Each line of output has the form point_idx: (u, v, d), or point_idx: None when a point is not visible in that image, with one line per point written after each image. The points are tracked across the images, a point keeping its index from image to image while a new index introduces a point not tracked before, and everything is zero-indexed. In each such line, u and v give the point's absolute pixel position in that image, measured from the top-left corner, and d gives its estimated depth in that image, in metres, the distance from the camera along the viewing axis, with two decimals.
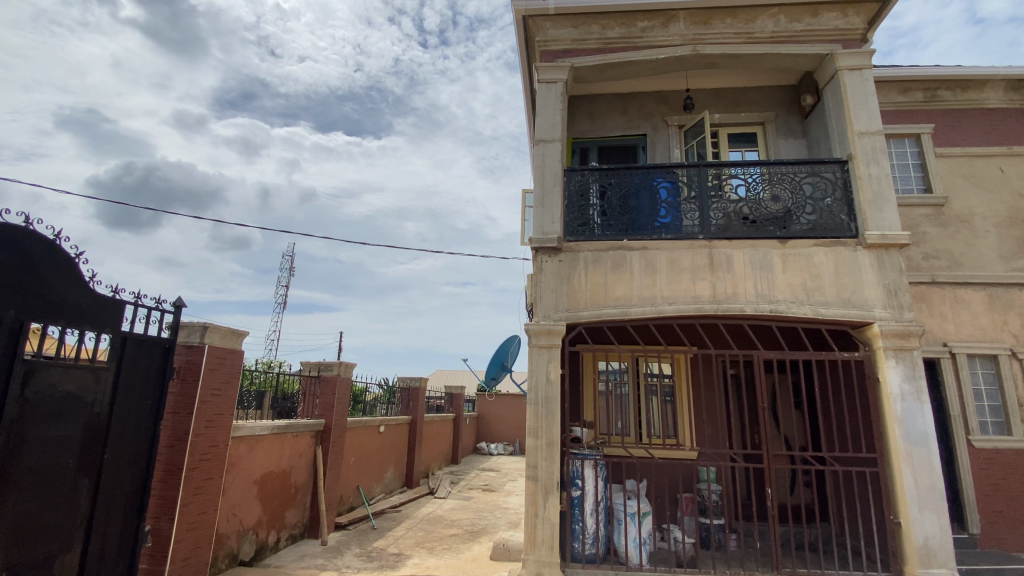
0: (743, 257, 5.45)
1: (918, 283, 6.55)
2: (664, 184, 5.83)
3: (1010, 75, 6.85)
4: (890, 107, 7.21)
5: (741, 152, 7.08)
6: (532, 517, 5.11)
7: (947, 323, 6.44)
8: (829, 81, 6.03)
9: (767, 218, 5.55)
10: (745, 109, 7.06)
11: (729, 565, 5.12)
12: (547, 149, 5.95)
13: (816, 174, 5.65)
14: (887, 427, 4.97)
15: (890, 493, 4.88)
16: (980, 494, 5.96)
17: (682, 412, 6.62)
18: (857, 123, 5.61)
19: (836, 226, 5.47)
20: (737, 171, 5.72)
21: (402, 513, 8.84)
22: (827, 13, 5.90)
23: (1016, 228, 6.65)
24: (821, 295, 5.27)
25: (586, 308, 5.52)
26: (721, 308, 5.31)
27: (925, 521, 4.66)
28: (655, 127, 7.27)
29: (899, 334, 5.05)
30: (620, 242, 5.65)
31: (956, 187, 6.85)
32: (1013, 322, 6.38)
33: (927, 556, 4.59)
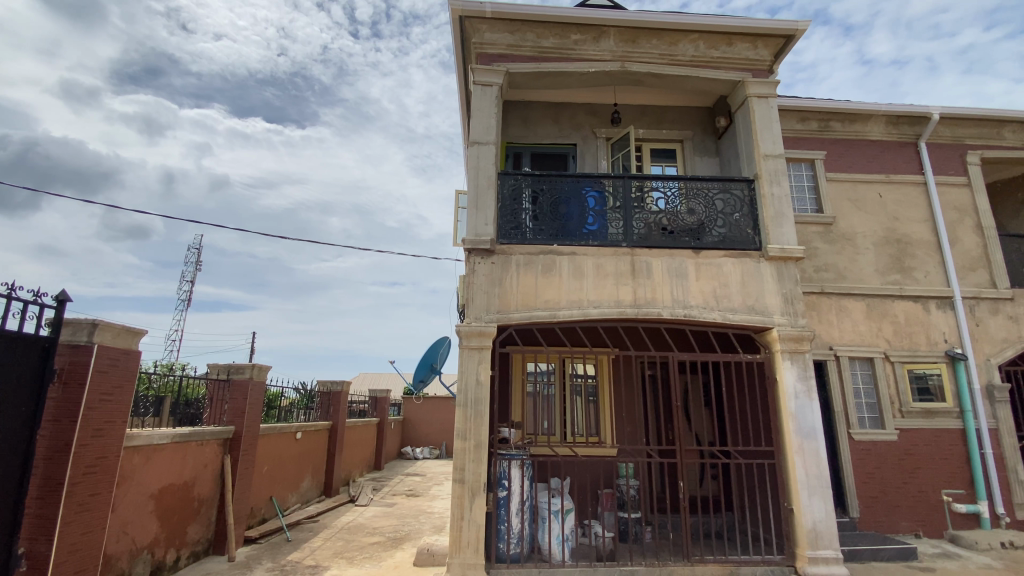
0: (663, 265, 5.80)
1: (810, 293, 7.33)
2: (592, 193, 6.06)
3: (890, 112, 7.84)
4: (790, 134, 8.02)
5: (663, 166, 7.52)
6: (458, 520, 5.09)
7: (834, 329, 7.26)
8: (740, 105, 6.59)
9: (683, 230, 5.94)
10: (667, 127, 7.53)
11: (645, 556, 5.40)
12: (481, 151, 5.98)
13: (727, 191, 6.14)
14: (783, 422, 5.50)
15: (785, 482, 5.40)
16: (859, 481, 6.77)
17: (604, 411, 6.90)
18: (763, 146, 6.17)
19: (743, 239, 5.97)
20: (658, 184, 6.09)
21: (321, 523, 8.41)
22: (740, 43, 6.43)
23: (890, 247, 7.62)
24: (729, 302, 5.74)
25: (516, 310, 5.59)
26: (641, 313, 5.61)
27: (814, 507, 5.21)
28: (585, 138, 7.54)
29: (793, 338, 5.61)
30: (550, 247, 5.80)
31: (843, 208, 7.76)
32: (886, 329, 7.31)
33: (815, 538, 5.14)
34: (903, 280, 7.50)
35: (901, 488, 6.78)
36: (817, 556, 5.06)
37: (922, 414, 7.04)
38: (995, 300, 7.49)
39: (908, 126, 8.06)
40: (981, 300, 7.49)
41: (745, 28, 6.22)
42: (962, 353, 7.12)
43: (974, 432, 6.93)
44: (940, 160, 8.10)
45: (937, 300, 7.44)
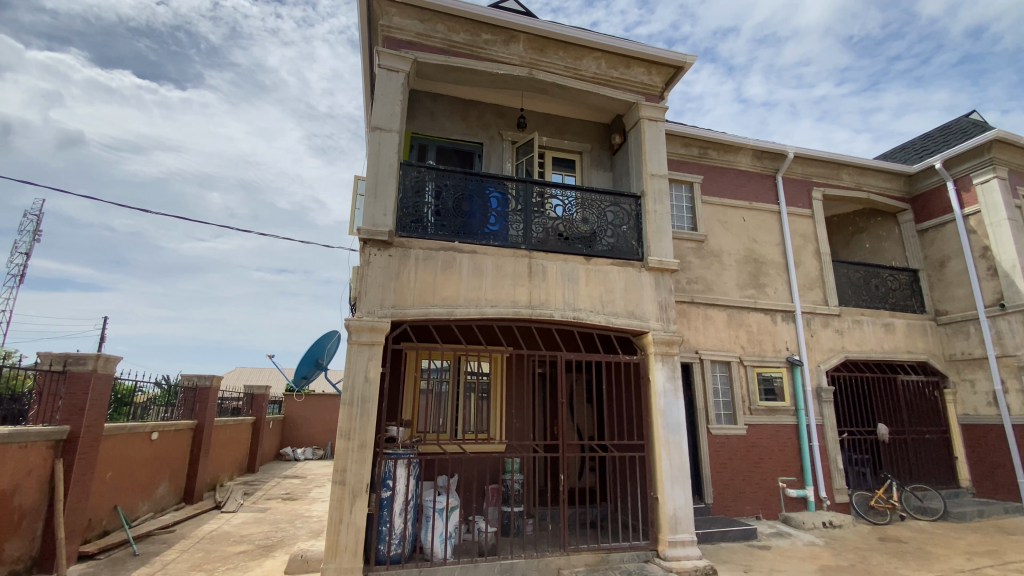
0: (557, 269, 6.04)
1: (683, 302, 8.12)
2: (495, 194, 6.13)
3: (755, 147, 8.96)
4: (675, 157, 8.82)
5: (563, 175, 7.84)
6: (336, 524, 4.85)
7: (701, 335, 8.12)
8: (633, 125, 7.09)
9: (577, 237, 6.25)
10: (569, 137, 7.86)
11: (524, 549, 5.58)
12: (383, 139, 5.76)
13: (618, 204, 6.57)
14: (653, 418, 6.02)
15: (652, 474, 5.91)
16: (714, 470, 7.64)
17: (495, 409, 7.03)
18: (650, 166, 6.70)
19: (628, 250, 6.43)
20: (557, 191, 6.33)
21: (177, 534, 7.52)
22: (637, 67, 6.92)
23: (749, 265, 8.70)
24: (613, 307, 6.14)
25: (411, 305, 5.47)
26: (535, 314, 5.79)
27: (675, 495, 5.77)
28: (491, 138, 7.61)
29: (665, 342, 6.16)
30: (450, 244, 5.75)
31: (714, 228, 8.70)
32: (742, 337, 8.33)
33: (675, 524, 5.69)
34: (758, 295, 8.61)
35: (747, 476, 7.77)
36: (675, 540, 5.61)
37: (766, 411, 8.13)
38: (826, 315, 8.89)
39: (769, 160, 9.26)
40: (816, 314, 8.84)
41: (641, 54, 6.70)
42: (799, 359, 8.35)
43: (805, 427, 8.15)
44: (792, 193, 9.42)
45: (783, 313, 8.65)
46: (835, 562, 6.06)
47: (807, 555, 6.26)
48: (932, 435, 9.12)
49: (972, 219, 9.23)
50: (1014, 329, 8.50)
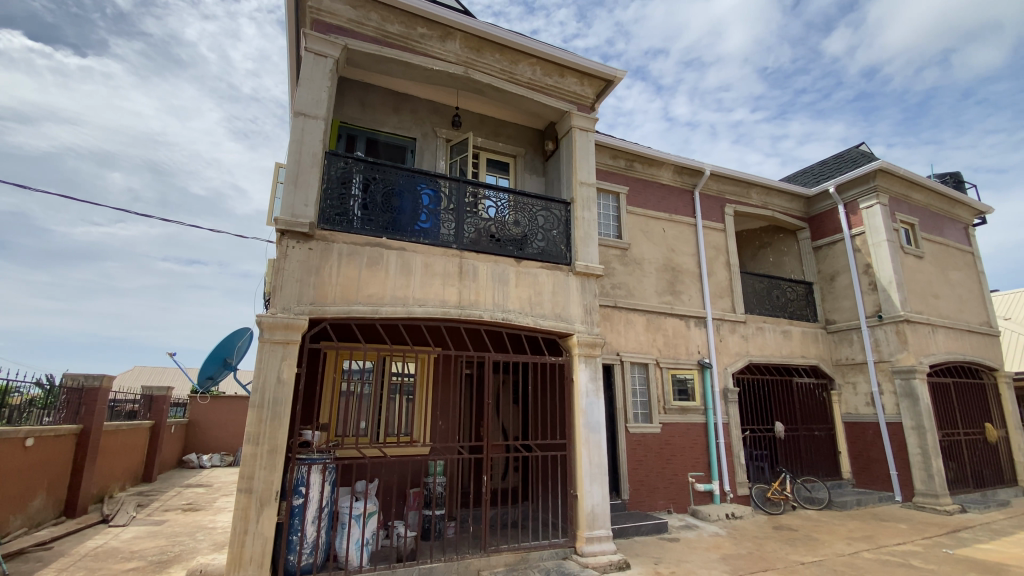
0: (488, 270, 6.03)
1: (606, 306, 8.43)
2: (427, 191, 6.00)
3: (676, 163, 9.52)
4: (603, 167, 9.16)
5: (496, 177, 7.86)
6: (240, 535, 4.51)
7: (622, 338, 8.47)
8: (565, 133, 7.27)
9: (508, 239, 6.28)
10: (503, 140, 7.90)
11: (445, 552, 5.51)
12: (307, 126, 5.47)
13: (549, 209, 6.68)
14: (575, 417, 6.18)
15: (573, 472, 6.07)
16: (631, 467, 7.98)
17: (419, 410, 6.89)
18: (580, 174, 6.89)
19: (557, 254, 6.56)
20: (490, 193, 6.33)
21: (54, 552, 6.65)
22: (570, 77, 7.10)
23: (667, 273, 9.21)
24: (541, 309, 6.24)
25: (333, 302, 5.22)
26: (464, 314, 5.74)
27: (593, 492, 5.96)
28: (424, 134, 7.47)
29: (589, 344, 6.35)
30: (377, 239, 5.56)
31: (637, 237, 9.13)
32: (659, 341, 8.79)
33: (592, 520, 5.88)
34: (674, 301, 9.12)
35: (660, 472, 8.19)
36: (592, 535, 5.79)
37: (679, 411, 8.63)
38: (733, 321, 9.61)
39: (688, 176, 9.87)
40: (724, 321, 9.52)
41: (575, 64, 6.88)
42: (709, 362, 8.97)
43: (713, 426, 8.74)
44: (707, 207, 10.09)
45: (696, 319, 9.23)
46: (735, 550, 6.54)
47: (711, 545, 6.71)
48: (821, 431, 10.12)
49: (858, 239, 10.40)
50: (888, 338, 9.68)
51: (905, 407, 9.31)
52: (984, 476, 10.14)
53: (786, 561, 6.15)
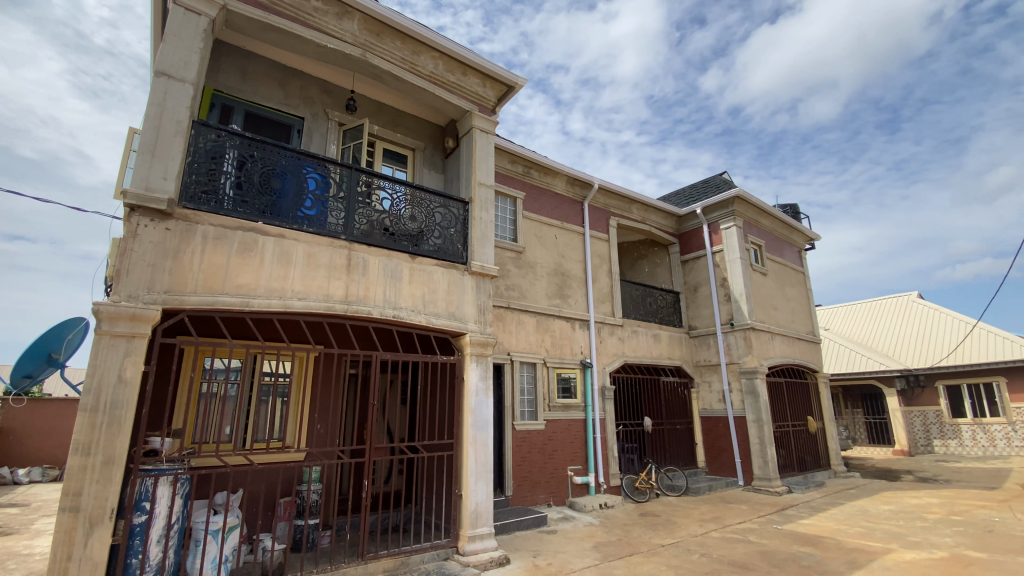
0: (378, 264, 5.77)
1: (499, 307, 8.56)
2: (314, 175, 5.59)
3: (569, 174, 9.98)
4: (501, 170, 9.31)
5: (393, 169, 7.59)
6: (60, 562, 3.78)
7: (512, 338, 8.66)
8: (465, 132, 7.24)
9: (403, 234, 6.07)
10: (401, 131, 7.64)
11: (317, 563, 5.15)
12: (170, 89, 4.79)
13: (447, 207, 6.59)
14: (463, 416, 6.15)
15: (458, 471, 6.04)
16: (515, 464, 8.17)
17: (295, 413, 6.39)
18: (479, 174, 6.91)
19: (453, 253, 6.49)
20: (385, 184, 6.07)
21: None
22: (472, 76, 7.09)
23: (557, 277, 9.62)
24: (433, 307, 6.12)
25: (193, 291, 4.63)
26: (350, 310, 5.42)
27: (477, 490, 5.98)
28: (314, 115, 6.96)
29: (480, 343, 6.37)
30: (253, 224, 5.05)
31: (531, 241, 9.40)
32: (547, 341, 9.14)
33: (475, 518, 5.90)
34: (562, 305, 9.55)
35: (542, 467, 8.49)
36: (475, 533, 5.81)
37: (562, 408, 9.03)
38: (612, 325, 10.32)
39: (579, 187, 10.41)
40: (605, 324, 10.19)
41: (477, 64, 6.88)
42: (591, 362, 9.54)
43: (591, 422, 9.29)
44: (595, 218, 10.72)
45: (580, 322, 9.75)
46: (606, 538, 7.00)
47: (585, 535, 7.11)
48: (681, 425, 11.27)
49: (718, 256, 11.78)
50: (737, 342, 11.09)
51: (748, 403, 10.73)
52: (805, 461, 12.05)
53: (649, 544, 6.72)
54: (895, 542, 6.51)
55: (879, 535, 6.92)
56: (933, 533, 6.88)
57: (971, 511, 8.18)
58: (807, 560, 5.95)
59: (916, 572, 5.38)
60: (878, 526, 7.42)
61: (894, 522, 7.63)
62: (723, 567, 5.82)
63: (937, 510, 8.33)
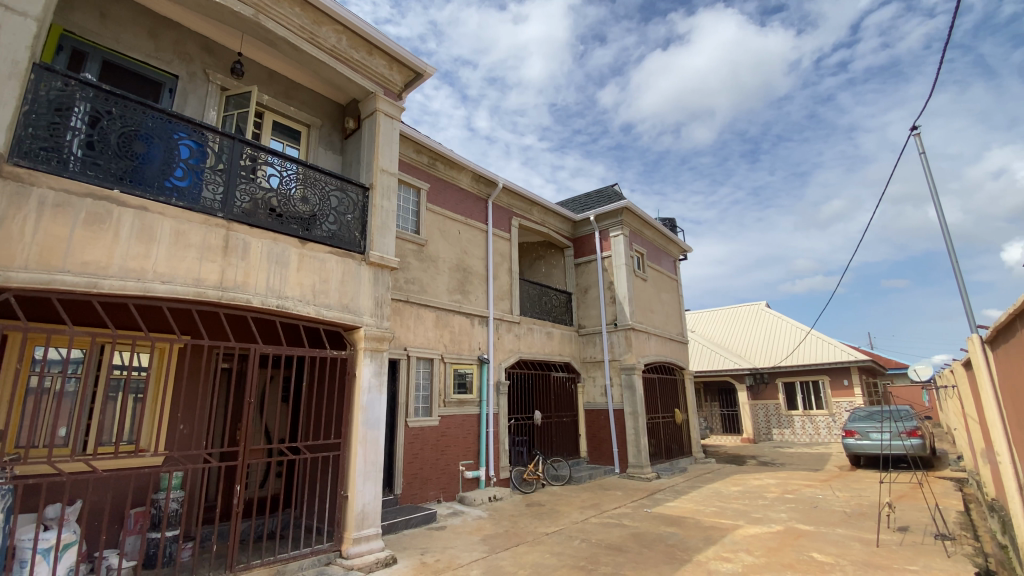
0: (262, 248, 5.26)
1: (397, 300, 8.30)
2: (187, 142, 4.92)
3: (475, 170, 9.97)
4: (405, 159, 9.01)
5: (283, 144, 6.98)
6: None
7: (410, 333, 8.44)
8: (368, 115, 6.89)
9: (292, 216, 5.62)
10: (295, 105, 7.05)
11: None
12: (3, 20, 3.91)
13: (344, 191, 6.21)
14: (354, 414, 5.86)
15: (345, 472, 5.74)
16: (406, 462, 7.98)
17: (152, 412, 5.60)
18: (381, 161, 6.62)
19: (348, 240, 6.14)
20: (273, 160, 5.56)
21: None
22: (378, 57, 6.76)
23: (458, 273, 9.57)
24: (324, 298, 5.73)
25: (23, 267, 3.83)
26: (225, 298, 4.88)
27: (365, 491, 5.74)
28: (192, 74, 6.14)
29: (375, 338, 6.10)
30: (107, 192, 4.32)
31: (433, 235, 9.23)
32: (446, 337, 9.05)
33: (361, 520, 5.64)
34: (462, 300, 9.52)
35: (434, 464, 8.40)
36: (360, 536, 5.56)
37: (457, 403, 9.02)
38: (510, 322, 10.53)
39: (484, 185, 10.45)
40: (503, 321, 10.36)
41: (385, 45, 6.57)
42: (487, 358, 9.63)
43: (485, 416, 9.39)
44: (498, 217, 10.84)
45: (480, 318, 9.80)
46: (493, 530, 7.14)
47: (474, 528, 7.18)
48: (567, 417, 11.88)
49: (607, 261, 12.59)
50: (619, 341, 11.95)
51: (627, 397, 11.62)
52: (672, 449, 13.38)
53: (534, 533, 7.00)
54: (743, 519, 7.50)
55: (730, 513, 7.92)
56: (772, 510, 8.03)
57: (800, 489, 9.70)
58: (672, 539, 6.61)
59: (759, 543, 6.25)
60: (729, 506, 8.49)
61: (742, 501, 8.78)
62: (600, 550, 6.24)
63: (774, 489, 9.75)
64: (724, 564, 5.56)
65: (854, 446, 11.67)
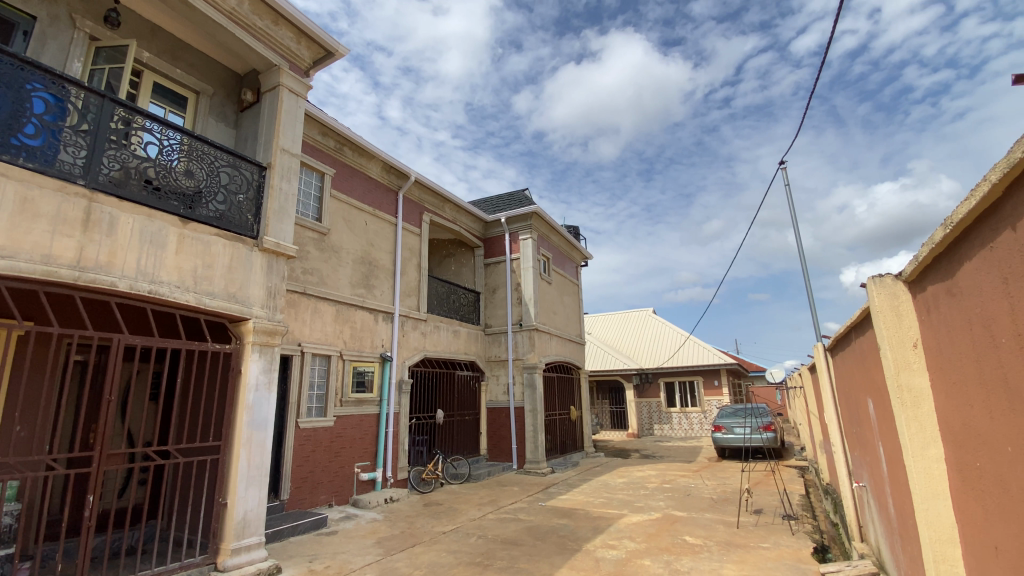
0: (133, 224, 4.62)
1: (293, 292, 7.75)
2: (42, 94, 4.20)
3: (385, 160, 9.63)
4: (309, 141, 8.47)
5: (164, 110, 6.23)
6: None
7: (306, 327, 7.93)
8: (269, 89, 6.35)
9: (173, 191, 5.01)
10: (182, 68, 6.31)
11: None
12: None
13: (236, 168, 5.67)
14: (236, 415, 5.35)
15: (224, 478, 5.23)
16: (295, 465, 7.46)
17: None
18: (283, 140, 6.14)
19: (239, 223, 5.60)
20: (152, 126, 4.93)
21: None
22: (284, 29, 6.27)
23: (363, 265, 9.17)
24: (208, 285, 5.16)
25: None
26: (83, 279, 4.21)
27: (248, 497, 5.28)
28: (52, 16, 5.22)
29: (266, 331, 5.63)
30: None
31: (337, 224, 8.76)
32: (346, 332, 8.63)
33: (242, 528, 5.18)
34: (366, 294, 9.15)
35: (326, 466, 7.96)
36: (240, 546, 5.10)
37: (355, 403, 8.64)
38: (416, 319, 10.32)
39: (394, 176, 10.12)
40: (408, 318, 10.13)
41: (293, 17, 6.11)
42: (390, 355, 9.35)
43: (385, 416, 9.09)
44: (408, 210, 10.57)
45: (384, 314, 9.48)
46: (388, 532, 6.95)
47: (368, 531, 6.93)
48: (469, 416, 11.93)
49: (515, 263, 12.87)
50: (523, 341, 12.28)
51: (528, 395, 11.99)
52: (566, 445, 14.00)
53: (431, 533, 6.92)
54: (627, 509, 8.08)
55: (616, 503, 8.51)
56: (652, 499, 8.77)
57: (676, 479, 10.70)
58: (564, 530, 6.94)
59: (640, 530, 6.78)
60: (615, 496, 9.11)
61: (626, 492, 9.47)
62: (496, 545, 6.35)
63: (654, 480, 10.64)
64: (609, 552, 5.95)
65: (722, 440, 13.12)
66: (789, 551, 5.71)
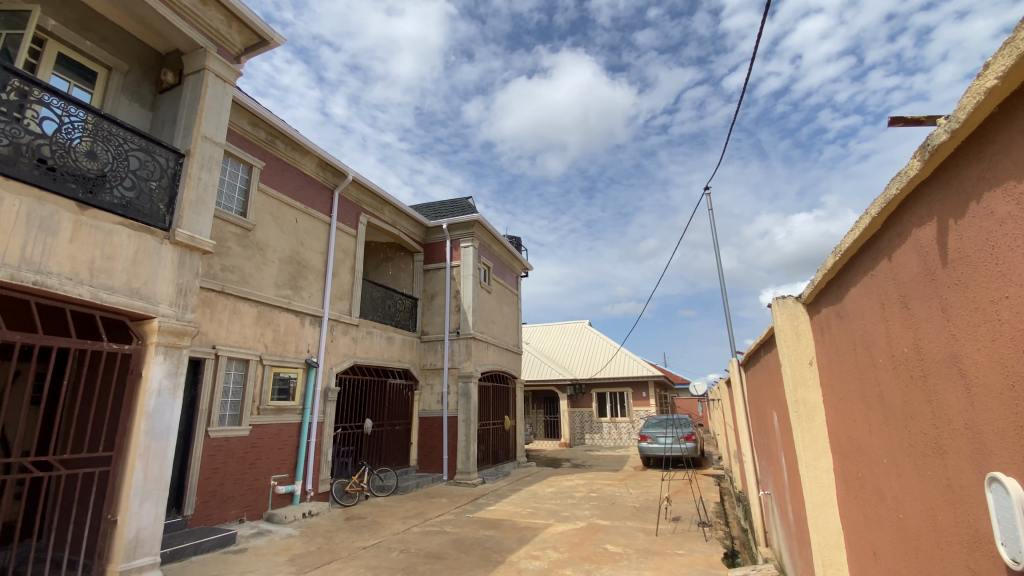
0: (19, 206, 4.11)
1: (209, 290, 7.21)
2: None
3: (321, 156, 9.25)
4: (237, 130, 7.98)
5: (67, 83, 5.64)
6: None
7: (222, 329, 7.39)
8: (193, 72, 5.92)
9: (72, 173, 4.52)
10: (93, 40, 5.76)
11: None
12: None
13: (149, 153, 5.22)
14: (133, 422, 4.86)
15: (114, 492, 4.72)
16: (202, 477, 6.90)
17: None
18: (205, 127, 5.73)
19: (149, 213, 5.14)
20: (51, 101, 4.46)
21: None
22: (214, 10, 5.88)
23: (291, 265, 8.72)
24: (108, 279, 4.68)
25: None
26: None
27: (142, 514, 4.79)
28: None
29: (173, 332, 5.18)
30: None
31: (263, 220, 8.29)
32: (267, 336, 8.13)
33: (133, 549, 4.68)
34: (292, 296, 8.69)
35: (238, 479, 7.42)
36: (129, 568, 4.60)
37: (274, 411, 8.13)
38: (347, 323, 9.93)
39: (331, 174, 9.75)
40: (339, 322, 9.72)
41: None
42: (316, 362, 8.91)
43: (307, 426, 8.63)
44: (344, 210, 10.20)
45: (311, 317, 9.04)
46: (303, 549, 6.56)
47: (280, 548, 6.51)
48: (400, 425, 11.60)
49: (455, 270, 12.77)
50: (460, 349, 12.18)
51: (462, 404, 11.86)
52: (499, 454, 13.96)
53: (350, 548, 6.61)
54: (553, 518, 8.15)
55: (543, 513, 8.57)
56: (578, 508, 8.91)
57: (602, 488, 10.97)
58: (489, 542, 6.87)
59: (564, 540, 6.85)
60: (543, 506, 9.17)
61: (554, 501, 9.56)
62: (418, 560, 6.16)
63: (582, 489, 10.84)
64: (533, 562, 5.96)
65: (647, 449, 13.62)
66: (702, 557, 5.97)
